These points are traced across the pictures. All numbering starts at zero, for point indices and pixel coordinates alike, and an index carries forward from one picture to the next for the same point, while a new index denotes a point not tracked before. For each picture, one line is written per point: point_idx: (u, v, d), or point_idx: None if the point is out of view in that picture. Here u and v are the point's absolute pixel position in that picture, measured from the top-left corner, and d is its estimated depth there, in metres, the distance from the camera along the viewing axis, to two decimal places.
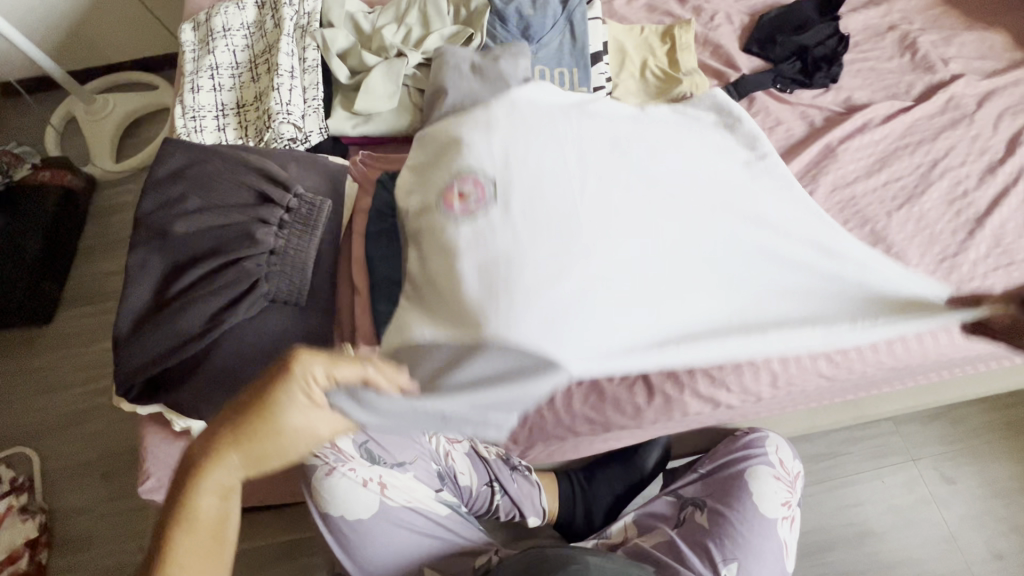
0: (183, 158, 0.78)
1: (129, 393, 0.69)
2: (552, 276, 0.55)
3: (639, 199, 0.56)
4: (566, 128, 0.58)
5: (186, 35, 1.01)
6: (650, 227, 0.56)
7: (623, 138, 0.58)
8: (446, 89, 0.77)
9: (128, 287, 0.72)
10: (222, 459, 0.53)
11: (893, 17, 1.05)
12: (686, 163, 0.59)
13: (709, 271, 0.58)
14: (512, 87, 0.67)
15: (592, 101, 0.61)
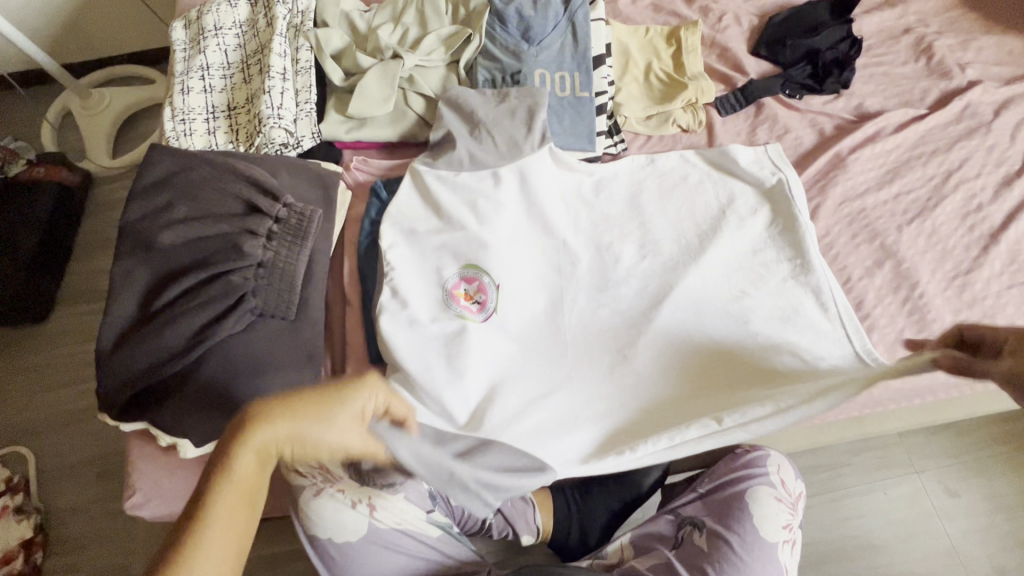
0: (171, 166, 0.76)
1: (113, 410, 0.67)
2: (542, 402, 0.75)
3: (603, 324, 0.80)
4: (549, 267, 0.82)
5: (177, 33, 0.98)
6: (611, 343, 0.79)
7: (594, 272, 0.82)
8: (453, 140, 0.83)
9: (111, 300, 0.70)
10: (264, 432, 0.46)
11: (908, 20, 1.02)
12: (641, 286, 0.81)
13: (663, 364, 0.78)
14: (509, 205, 0.82)
15: (571, 237, 0.83)
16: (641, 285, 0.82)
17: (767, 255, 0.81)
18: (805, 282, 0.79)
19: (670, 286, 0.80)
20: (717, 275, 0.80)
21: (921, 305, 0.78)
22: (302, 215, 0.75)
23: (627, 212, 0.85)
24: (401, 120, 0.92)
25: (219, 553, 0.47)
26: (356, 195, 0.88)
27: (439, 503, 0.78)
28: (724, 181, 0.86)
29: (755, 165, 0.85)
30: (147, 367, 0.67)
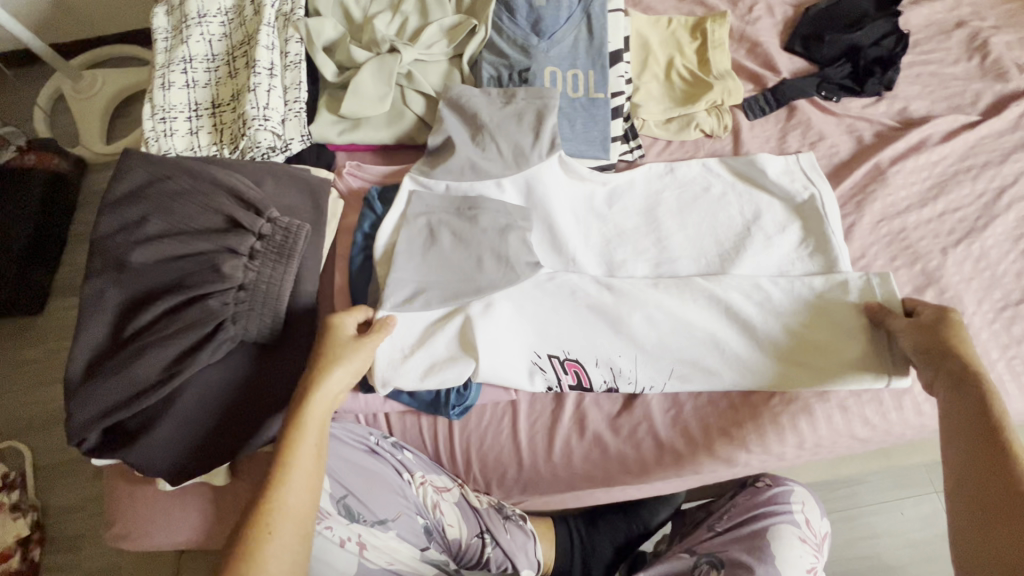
0: (144, 175, 0.69)
1: (83, 444, 0.63)
2: (562, 334, 0.72)
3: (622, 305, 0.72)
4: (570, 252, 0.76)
5: (159, 19, 0.91)
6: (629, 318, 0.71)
7: (613, 258, 0.77)
8: (452, 144, 0.76)
9: (80, 324, 0.64)
10: (326, 380, 0.58)
11: (961, 12, 0.92)
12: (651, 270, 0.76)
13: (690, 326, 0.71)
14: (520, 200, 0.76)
15: (586, 242, 0.78)
16: (643, 302, 0.72)
17: (771, 286, 0.72)
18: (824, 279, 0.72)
19: (672, 305, 0.72)
20: (731, 298, 0.71)
21: None
22: (287, 230, 0.68)
23: (643, 227, 0.78)
24: (399, 120, 0.85)
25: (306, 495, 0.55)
26: (349, 204, 0.81)
27: (435, 540, 0.72)
28: (750, 198, 0.78)
29: (781, 178, 0.78)
30: (120, 400, 0.62)
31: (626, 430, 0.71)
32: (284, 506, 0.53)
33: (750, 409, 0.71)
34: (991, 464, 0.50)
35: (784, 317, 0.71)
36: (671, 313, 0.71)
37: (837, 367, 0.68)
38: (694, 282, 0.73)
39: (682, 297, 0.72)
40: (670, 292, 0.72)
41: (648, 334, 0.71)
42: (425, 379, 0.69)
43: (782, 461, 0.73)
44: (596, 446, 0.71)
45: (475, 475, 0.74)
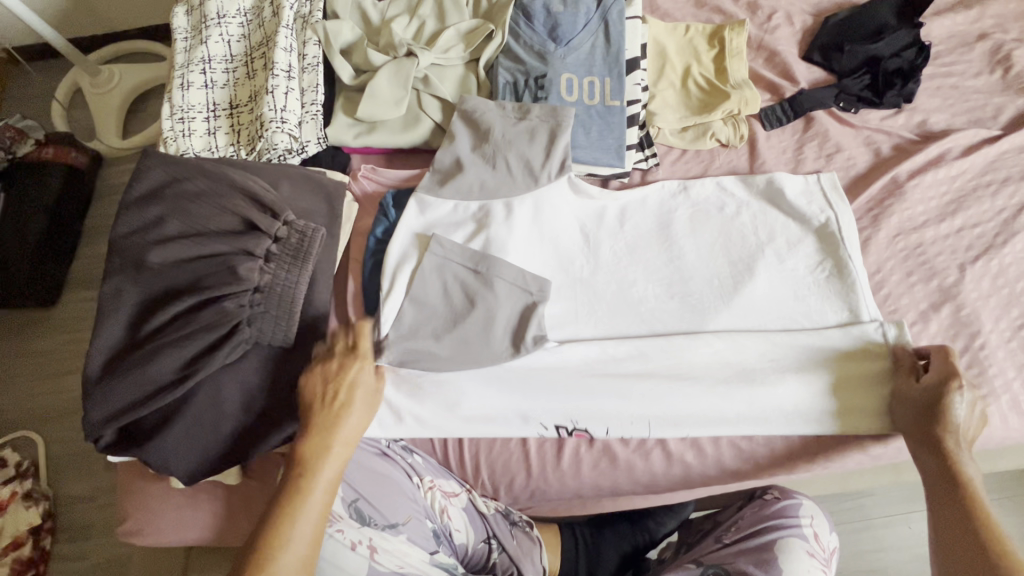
0: (163, 176, 0.70)
1: (100, 440, 0.65)
2: (580, 383, 0.70)
3: (634, 349, 0.71)
4: (581, 277, 0.76)
5: (179, 19, 0.92)
6: (638, 355, 0.71)
7: (628, 282, 0.76)
8: (463, 165, 0.77)
9: (98, 322, 0.65)
10: (341, 423, 0.60)
11: (985, 24, 0.91)
12: (662, 295, 0.75)
13: (710, 376, 0.70)
14: (526, 251, 0.76)
15: (598, 266, 0.77)
16: (653, 348, 0.71)
17: (785, 343, 0.70)
18: (837, 290, 0.73)
19: (686, 347, 0.71)
20: (745, 359, 0.70)
21: (983, 358, 0.70)
22: (303, 234, 0.69)
23: (656, 244, 0.78)
24: (414, 124, 0.85)
25: (310, 536, 0.56)
26: (363, 208, 0.81)
27: (443, 544, 0.72)
28: (757, 215, 0.78)
29: (796, 197, 0.78)
30: (136, 398, 0.63)
31: (636, 441, 0.71)
32: (288, 552, 0.54)
33: None
34: (966, 526, 0.55)
35: (793, 364, 0.70)
36: (693, 384, 0.69)
37: (859, 407, 0.68)
38: (705, 335, 0.71)
39: (698, 349, 0.70)
40: (684, 352, 0.70)
41: (666, 405, 0.69)
42: (428, 428, 0.72)
43: (791, 475, 0.73)
44: (606, 455, 0.71)
45: (483, 481, 0.74)
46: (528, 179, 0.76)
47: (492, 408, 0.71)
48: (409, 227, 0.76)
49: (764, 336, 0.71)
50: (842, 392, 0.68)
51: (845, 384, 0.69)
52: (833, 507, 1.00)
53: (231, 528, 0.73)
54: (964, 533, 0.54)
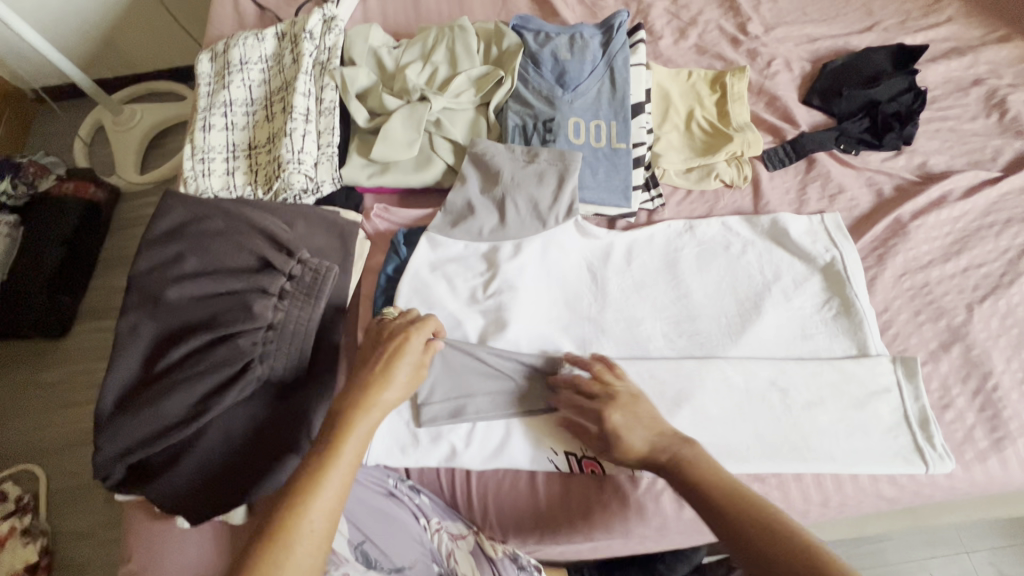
0: (183, 215, 0.72)
1: (108, 477, 0.64)
2: None
3: (643, 374, 0.72)
4: (589, 313, 0.77)
5: (204, 65, 0.96)
6: (647, 372, 0.72)
7: (638, 320, 0.77)
8: (472, 204, 0.79)
9: (114, 357, 0.66)
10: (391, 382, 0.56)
11: (979, 70, 0.94)
12: (668, 332, 0.76)
13: (725, 400, 0.70)
14: (535, 280, 0.77)
15: (607, 303, 0.78)
16: (663, 372, 0.72)
17: (796, 372, 0.71)
18: (844, 323, 0.74)
19: (697, 377, 0.71)
20: (752, 384, 0.71)
21: (998, 400, 0.70)
22: (317, 272, 0.70)
23: (664, 280, 0.79)
24: (427, 164, 0.88)
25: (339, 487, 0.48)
26: (376, 246, 0.83)
27: None
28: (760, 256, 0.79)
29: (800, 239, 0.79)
30: (146, 435, 0.63)
31: (646, 481, 0.69)
32: (321, 499, 0.47)
33: (778, 479, 0.69)
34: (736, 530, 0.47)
35: (804, 399, 0.70)
36: (702, 414, 0.69)
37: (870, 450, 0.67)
38: (716, 362, 0.72)
39: (708, 379, 0.71)
40: (696, 375, 0.71)
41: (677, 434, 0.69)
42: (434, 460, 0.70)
43: (806, 519, 0.72)
44: (616, 495, 0.69)
45: (491, 522, 0.72)
46: (535, 216, 0.78)
47: (497, 444, 0.71)
48: (420, 250, 0.78)
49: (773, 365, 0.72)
50: (852, 432, 0.68)
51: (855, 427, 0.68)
52: (848, 551, 0.97)
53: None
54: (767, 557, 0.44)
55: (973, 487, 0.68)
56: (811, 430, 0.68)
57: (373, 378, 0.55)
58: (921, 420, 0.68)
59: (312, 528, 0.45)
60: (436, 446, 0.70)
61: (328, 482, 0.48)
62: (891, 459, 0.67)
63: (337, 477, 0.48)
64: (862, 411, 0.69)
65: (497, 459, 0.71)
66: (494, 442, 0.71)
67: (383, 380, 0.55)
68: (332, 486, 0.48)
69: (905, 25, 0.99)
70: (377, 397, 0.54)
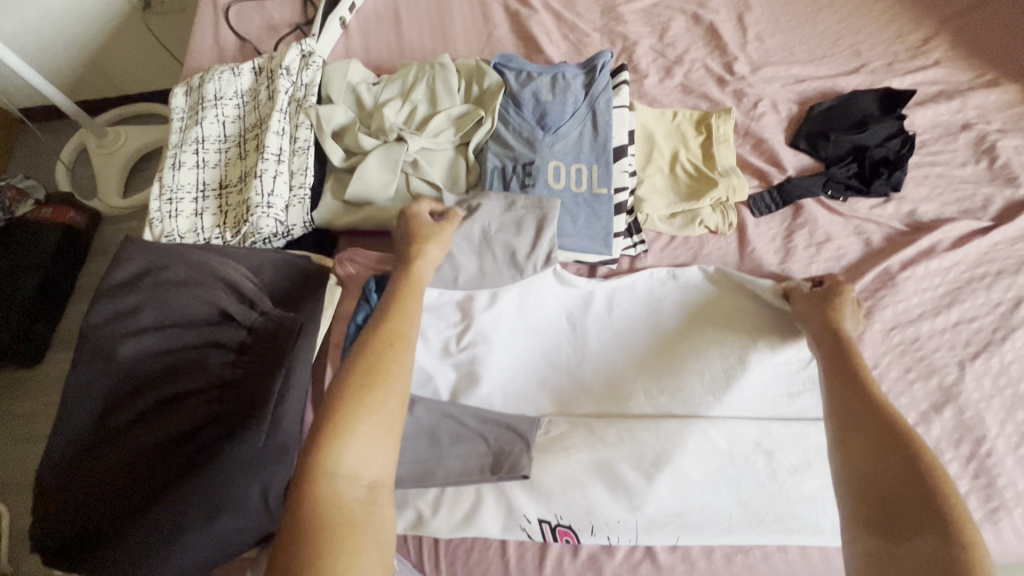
0: (142, 264, 0.69)
1: (45, 547, 0.59)
2: (568, 480, 0.67)
3: (624, 432, 0.69)
4: (568, 365, 0.75)
5: (178, 100, 0.94)
6: (627, 431, 0.69)
7: (618, 375, 0.74)
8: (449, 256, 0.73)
9: (62, 417, 0.63)
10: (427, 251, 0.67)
11: (968, 114, 0.92)
12: (649, 388, 0.73)
13: (705, 466, 0.67)
14: (512, 335, 0.75)
15: (587, 355, 0.75)
16: (643, 434, 0.69)
17: (780, 433, 0.69)
18: None
19: (678, 442, 0.68)
20: (735, 448, 0.68)
21: (990, 465, 0.68)
22: (278, 325, 0.66)
23: (644, 333, 0.76)
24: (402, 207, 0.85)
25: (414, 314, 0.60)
26: (347, 292, 0.81)
27: None
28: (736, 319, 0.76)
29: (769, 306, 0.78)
30: (92, 500, 0.60)
31: (623, 552, 0.66)
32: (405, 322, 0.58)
33: (762, 552, 0.65)
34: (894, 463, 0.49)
35: (789, 467, 0.67)
36: (682, 480, 0.66)
37: None
38: (698, 424, 0.69)
39: (691, 442, 0.68)
40: (677, 438, 0.68)
41: (654, 503, 0.65)
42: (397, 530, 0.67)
43: None
44: (592, 567, 0.66)
45: None
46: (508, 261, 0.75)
47: (466, 510, 0.67)
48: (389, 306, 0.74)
49: (756, 429, 0.69)
50: (833, 496, 0.65)
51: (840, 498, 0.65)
52: None
53: None
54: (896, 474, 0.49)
55: None
56: (797, 498, 0.65)
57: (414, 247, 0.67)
58: None
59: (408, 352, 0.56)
60: (401, 512, 0.67)
61: (408, 318, 0.59)
62: None
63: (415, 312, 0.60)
64: None
65: (466, 529, 0.66)
66: (464, 509, 0.67)
67: (422, 244, 0.67)
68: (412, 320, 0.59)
69: (892, 67, 0.98)
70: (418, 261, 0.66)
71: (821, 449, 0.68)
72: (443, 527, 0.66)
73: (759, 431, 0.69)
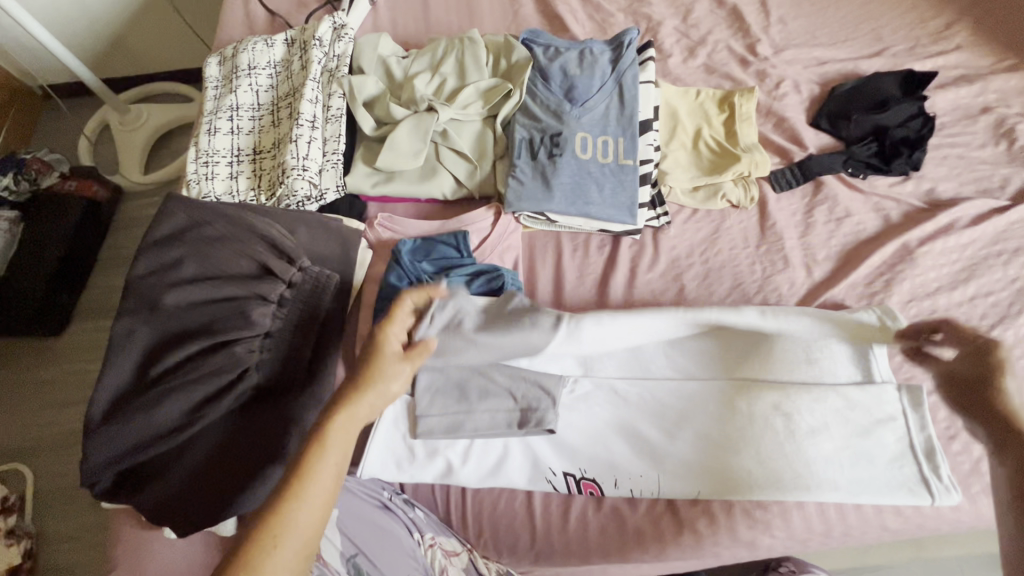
0: (183, 219, 0.72)
1: (96, 486, 0.61)
2: (590, 437, 0.70)
3: (647, 399, 0.71)
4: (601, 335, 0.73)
5: (212, 69, 0.96)
6: (651, 398, 0.71)
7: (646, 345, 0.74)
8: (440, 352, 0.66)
9: (106, 363, 0.64)
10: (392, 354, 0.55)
11: (988, 98, 0.94)
12: (674, 356, 0.73)
13: (721, 425, 0.69)
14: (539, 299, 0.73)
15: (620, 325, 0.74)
16: (664, 397, 0.71)
17: (800, 397, 0.70)
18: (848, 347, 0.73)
19: (695, 403, 0.70)
20: (754, 411, 0.69)
21: None
22: (316, 281, 0.71)
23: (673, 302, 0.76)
24: (431, 175, 0.88)
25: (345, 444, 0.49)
26: (377, 255, 0.83)
27: None
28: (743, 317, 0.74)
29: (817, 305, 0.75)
30: (136, 442, 0.61)
31: (645, 505, 0.69)
32: (334, 455, 0.47)
33: (780, 508, 0.67)
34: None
35: (808, 428, 0.68)
36: (700, 437, 0.69)
37: (866, 475, 0.66)
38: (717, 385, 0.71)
39: (709, 404, 0.70)
40: (695, 398, 0.71)
41: (673, 459, 0.69)
42: (429, 476, 0.70)
43: (807, 548, 0.70)
44: (614, 519, 0.69)
45: (486, 541, 0.71)
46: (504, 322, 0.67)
47: (494, 461, 0.70)
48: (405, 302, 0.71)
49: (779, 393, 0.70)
50: (849, 455, 0.67)
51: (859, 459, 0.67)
52: None
53: None
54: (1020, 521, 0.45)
55: (975, 520, 0.68)
56: (814, 457, 0.67)
57: (358, 384, 0.53)
58: (928, 451, 0.67)
59: (292, 542, 0.43)
60: (432, 461, 0.70)
61: (310, 495, 0.45)
62: (892, 491, 0.65)
63: (320, 488, 0.46)
64: (866, 439, 0.68)
65: (493, 479, 0.69)
66: (493, 459, 0.70)
67: (365, 385, 0.52)
68: (310, 500, 0.45)
69: (914, 51, 0.99)
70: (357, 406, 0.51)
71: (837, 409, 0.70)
72: (471, 475, 0.70)
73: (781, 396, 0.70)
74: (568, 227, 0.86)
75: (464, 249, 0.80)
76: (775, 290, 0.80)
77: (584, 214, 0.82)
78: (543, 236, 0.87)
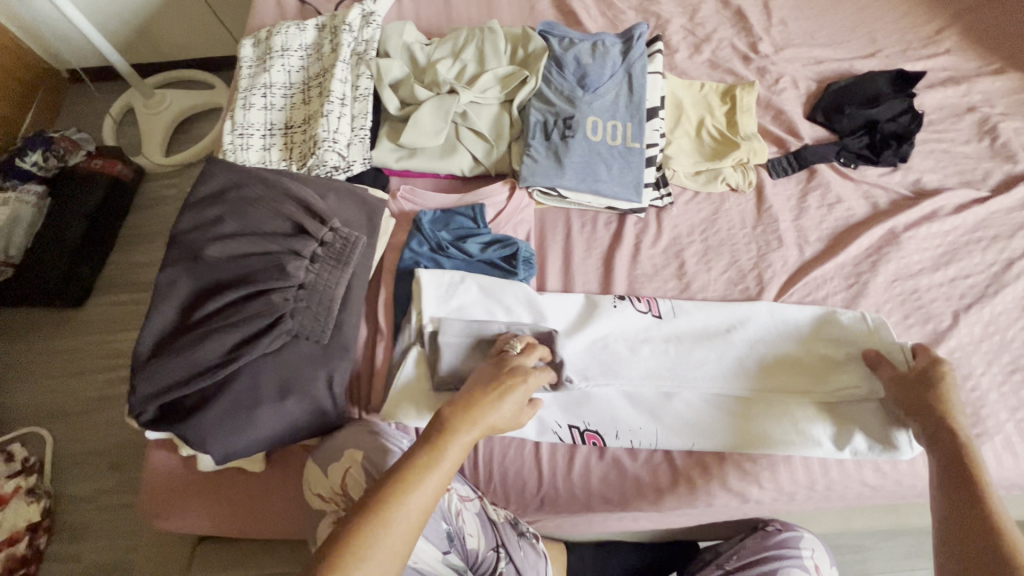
0: (223, 181, 0.78)
1: (142, 416, 0.67)
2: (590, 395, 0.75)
3: (650, 370, 0.76)
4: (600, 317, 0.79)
5: (246, 50, 1.02)
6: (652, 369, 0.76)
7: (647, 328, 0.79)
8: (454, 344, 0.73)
9: (151, 308, 0.70)
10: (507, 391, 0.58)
11: (973, 98, 1.00)
12: (673, 334, 0.79)
13: (712, 388, 0.75)
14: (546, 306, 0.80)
15: (622, 308, 0.80)
16: (662, 364, 0.76)
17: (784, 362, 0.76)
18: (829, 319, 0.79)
19: (689, 367, 0.76)
20: (743, 379, 0.75)
21: (975, 397, 0.75)
22: (346, 240, 0.76)
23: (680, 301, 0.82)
24: (451, 153, 0.94)
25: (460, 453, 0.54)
26: (399, 224, 0.88)
27: (456, 548, 0.67)
28: (741, 314, 0.80)
29: (818, 321, 0.79)
30: (182, 377, 0.67)
31: (643, 456, 0.74)
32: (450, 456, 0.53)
33: (768, 463, 0.73)
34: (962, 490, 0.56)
35: (789, 388, 0.75)
36: (693, 396, 0.75)
37: (845, 432, 0.72)
38: (710, 354, 0.77)
39: (703, 368, 0.76)
40: (688, 364, 0.76)
41: (670, 416, 0.74)
42: None
43: (793, 501, 0.76)
44: (615, 468, 0.74)
45: (496, 488, 0.75)
46: None
47: None
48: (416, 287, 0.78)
49: (764, 362, 0.76)
50: (826, 413, 0.73)
51: (841, 418, 0.73)
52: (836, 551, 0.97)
53: (260, 520, 0.76)
54: (974, 547, 0.52)
55: None
56: (799, 416, 0.73)
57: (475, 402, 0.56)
58: None
59: (393, 536, 0.48)
60: None
61: (424, 483, 0.51)
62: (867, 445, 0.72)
63: (423, 493, 0.51)
64: (844, 400, 0.74)
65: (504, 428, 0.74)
66: None
67: (484, 404, 0.56)
68: (419, 495, 0.50)
69: (907, 53, 1.05)
70: (459, 432, 0.54)
71: (820, 372, 0.76)
72: None
73: (768, 362, 0.76)
74: (578, 203, 0.92)
75: (480, 222, 0.86)
76: (770, 266, 0.86)
77: (593, 190, 0.88)
78: (554, 211, 0.93)
